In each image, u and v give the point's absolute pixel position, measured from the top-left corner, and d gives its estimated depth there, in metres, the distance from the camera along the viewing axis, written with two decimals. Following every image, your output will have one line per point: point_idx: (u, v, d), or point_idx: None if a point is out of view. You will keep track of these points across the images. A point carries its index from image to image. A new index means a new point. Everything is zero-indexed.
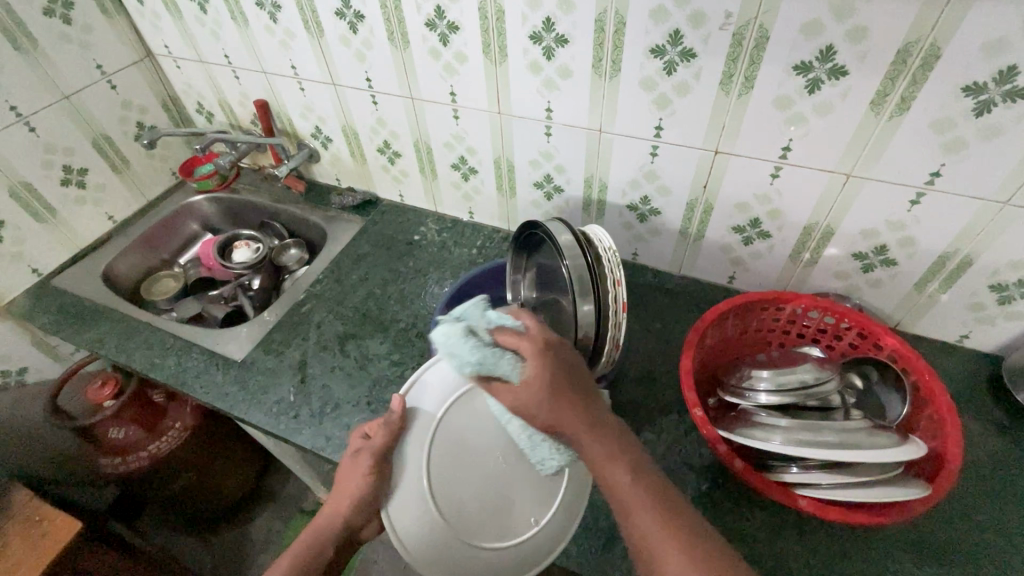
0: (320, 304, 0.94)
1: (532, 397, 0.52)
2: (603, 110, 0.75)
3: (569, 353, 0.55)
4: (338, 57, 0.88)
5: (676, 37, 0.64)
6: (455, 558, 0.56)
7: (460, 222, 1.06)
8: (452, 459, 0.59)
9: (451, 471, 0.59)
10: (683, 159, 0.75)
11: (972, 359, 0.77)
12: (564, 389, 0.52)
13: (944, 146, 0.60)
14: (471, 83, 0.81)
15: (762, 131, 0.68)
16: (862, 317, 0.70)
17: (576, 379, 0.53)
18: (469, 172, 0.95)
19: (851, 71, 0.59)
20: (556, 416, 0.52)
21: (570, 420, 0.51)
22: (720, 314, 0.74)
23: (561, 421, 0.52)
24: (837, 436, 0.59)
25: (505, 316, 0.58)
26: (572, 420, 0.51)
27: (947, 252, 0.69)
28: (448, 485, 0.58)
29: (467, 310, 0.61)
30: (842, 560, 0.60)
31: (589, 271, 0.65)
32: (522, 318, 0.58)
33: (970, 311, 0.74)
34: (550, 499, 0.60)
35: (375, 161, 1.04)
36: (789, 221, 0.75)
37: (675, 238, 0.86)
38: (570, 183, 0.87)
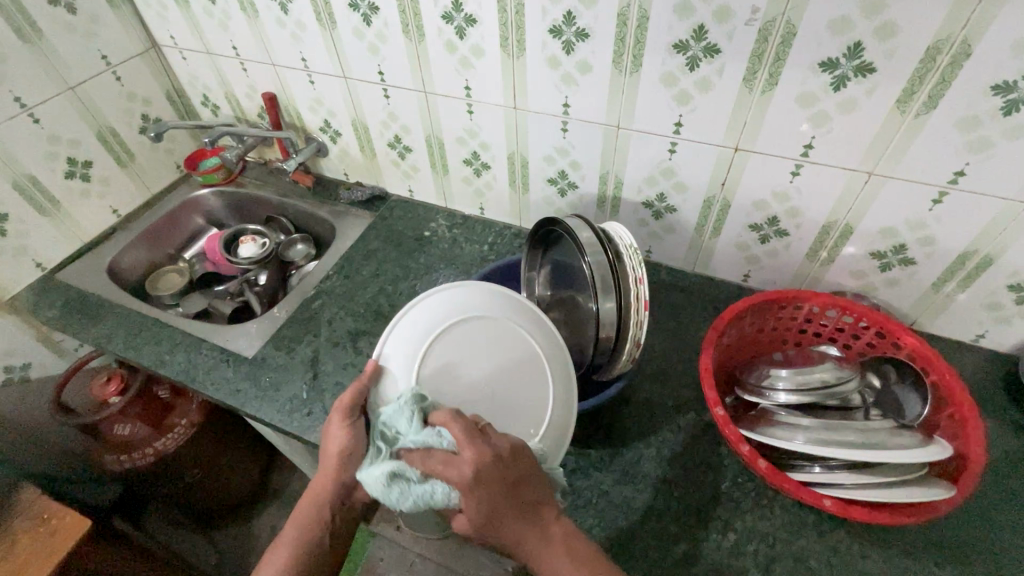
0: (330, 301, 0.93)
1: (481, 517, 0.49)
2: (622, 106, 0.74)
3: (518, 461, 0.52)
4: (351, 49, 0.87)
5: (700, 32, 0.63)
6: None
7: (470, 218, 1.05)
8: (443, 381, 0.60)
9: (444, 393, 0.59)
10: (702, 156, 0.74)
11: (987, 359, 0.77)
12: (509, 509, 0.50)
13: (970, 146, 0.60)
14: (487, 78, 0.80)
15: (785, 129, 0.67)
16: (881, 317, 0.70)
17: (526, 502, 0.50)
18: (482, 167, 0.94)
19: (878, 68, 0.58)
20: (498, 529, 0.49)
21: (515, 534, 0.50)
22: (738, 313, 0.74)
23: (513, 540, 0.50)
24: (860, 436, 0.59)
25: (427, 433, 0.52)
26: (527, 540, 0.50)
27: (967, 252, 0.69)
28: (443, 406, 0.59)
29: (390, 417, 0.55)
30: (862, 560, 0.60)
31: (611, 268, 0.64)
32: (446, 433, 0.51)
33: (987, 310, 0.73)
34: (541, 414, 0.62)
35: (385, 156, 1.03)
36: (807, 220, 0.75)
37: (690, 235, 0.86)
38: (584, 179, 0.86)
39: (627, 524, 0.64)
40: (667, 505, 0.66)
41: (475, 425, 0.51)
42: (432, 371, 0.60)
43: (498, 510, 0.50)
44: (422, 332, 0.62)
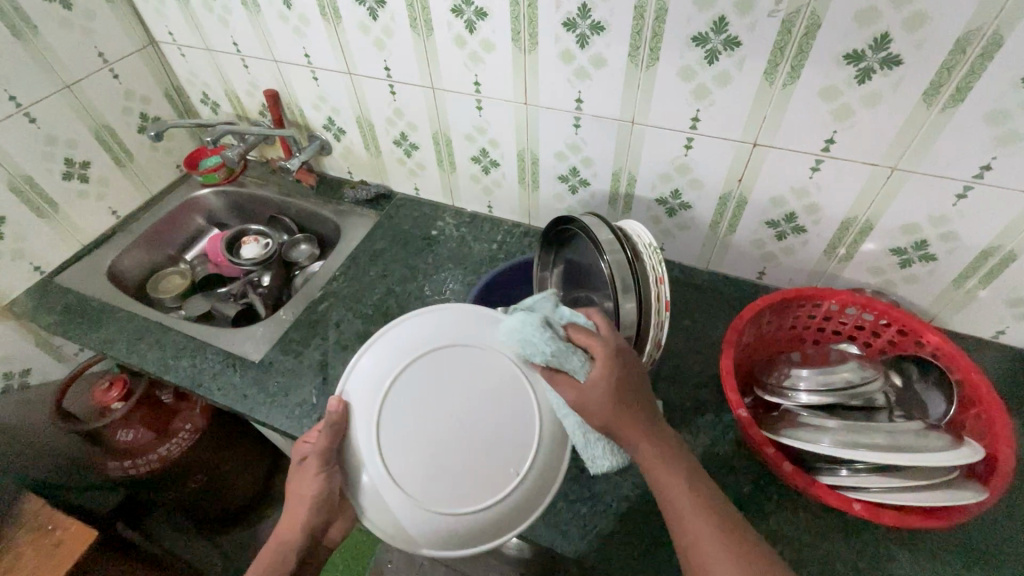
0: (338, 302, 0.91)
1: (597, 399, 0.52)
2: (637, 101, 0.72)
3: (635, 365, 0.56)
4: (356, 45, 0.85)
5: (720, 24, 0.61)
6: (436, 528, 0.51)
7: (478, 216, 1.03)
8: (406, 429, 0.53)
9: (405, 441, 0.52)
10: (718, 153, 0.73)
11: (1007, 355, 0.76)
12: (623, 395, 0.53)
13: (998, 139, 0.58)
14: (497, 73, 0.78)
15: (806, 123, 0.65)
16: (903, 314, 0.69)
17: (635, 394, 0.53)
18: (490, 165, 0.93)
19: (906, 60, 0.57)
20: (617, 418, 0.52)
21: (638, 431, 0.52)
22: (757, 312, 0.72)
23: (616, 423, 0.52)
24: (887, 438, 0.57)
25: (577, 314, 0.59)
26: (630, 420, 0.52)
27: (990, 248, 0.67)
28: (406, 457, 0.52)
29: (537, 302, 0.61)
30: (889, 563, 0.59)
31: (630, 267, 0.63)
32: (594, 318, 0.59)
33: (1009, 307, 0.72)
34: (528, 447, 0.54)
35: (391, 154, 1.01)
36: (826, 216, 0.74)
37: (705, 233, 0.84)
38: (596, 176, 0.85)
39: None
40: None
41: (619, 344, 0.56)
42: (392, 420, 0.53)
43: (633, 410, 0.53)
44: (387, 370, 0.56)
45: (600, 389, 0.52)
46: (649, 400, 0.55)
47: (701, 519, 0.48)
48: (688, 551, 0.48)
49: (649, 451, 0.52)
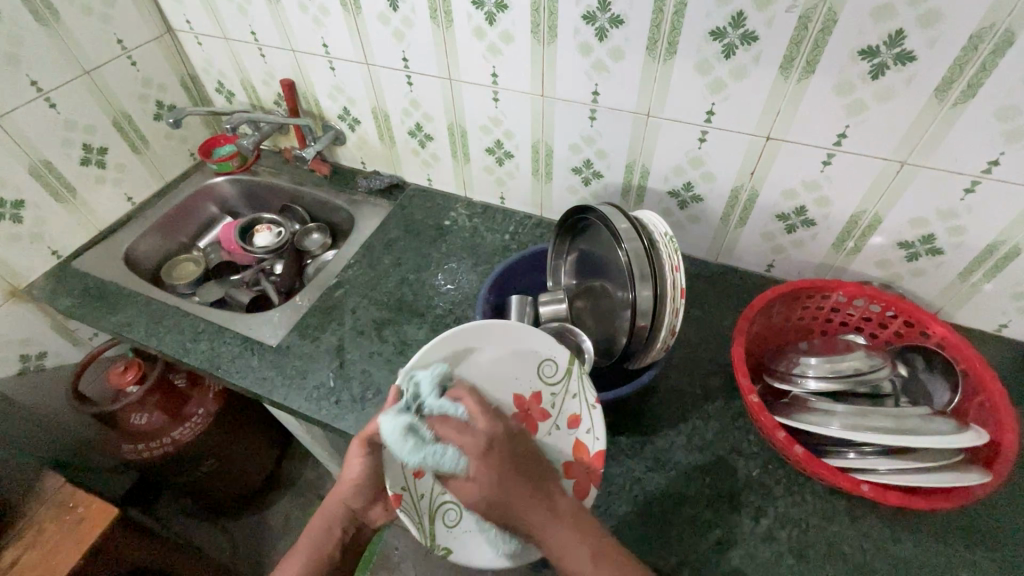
0: (353, 290, 0.92)
1: (483, 480, 0.52)
2: (654, 94, 0.74)
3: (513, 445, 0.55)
4: (375, 35, 0.86)
5: (738, 19, 0.63)
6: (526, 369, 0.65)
7: (490, 207, 1.05)
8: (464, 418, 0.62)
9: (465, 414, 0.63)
10: (732, 146, 0.74)
11: (1009, 348, 0.78)
12: (508, 473, 0.52)
13: (1006, 135, 0.60)
14: (515, 64, 0.79)
15: (819, 117, 0.67)
16: (908, 306, 0.71)
17: (519, 465, 0.53)
18: (504, 156, 0.94)
19: (919, 56, 0.58)
20: (512, 504, 0.52)
21: (536, 517, 0.52)
22: (768, 302, 0.74)
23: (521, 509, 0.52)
24: (895, 422, 0.59)
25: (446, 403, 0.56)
26: (520, 498, 0.52)
27: (996, 242, 0.69)
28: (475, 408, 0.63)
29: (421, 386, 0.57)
30: (895, 544, 0.61)
31: (647, 255, 0.64)
32: (465, 403, 0.56)
33: (1012, 300, 0.74)
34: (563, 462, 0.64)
35: (405, 145, 1.03)
36: (835, 210, 0.75)
37: (715, 225, 0.86)
38: (610, 168, 0.86)
39: (660, 509, 0.65)
40: (699, 492, 0.66)
41: (489, 407, 0.57)
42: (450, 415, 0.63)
43: (523, 496, 0.52)
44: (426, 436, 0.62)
45: (487, 500, 0.52)
46: (538, 470, 0.55)
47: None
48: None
49: (549, 530, 0.52)
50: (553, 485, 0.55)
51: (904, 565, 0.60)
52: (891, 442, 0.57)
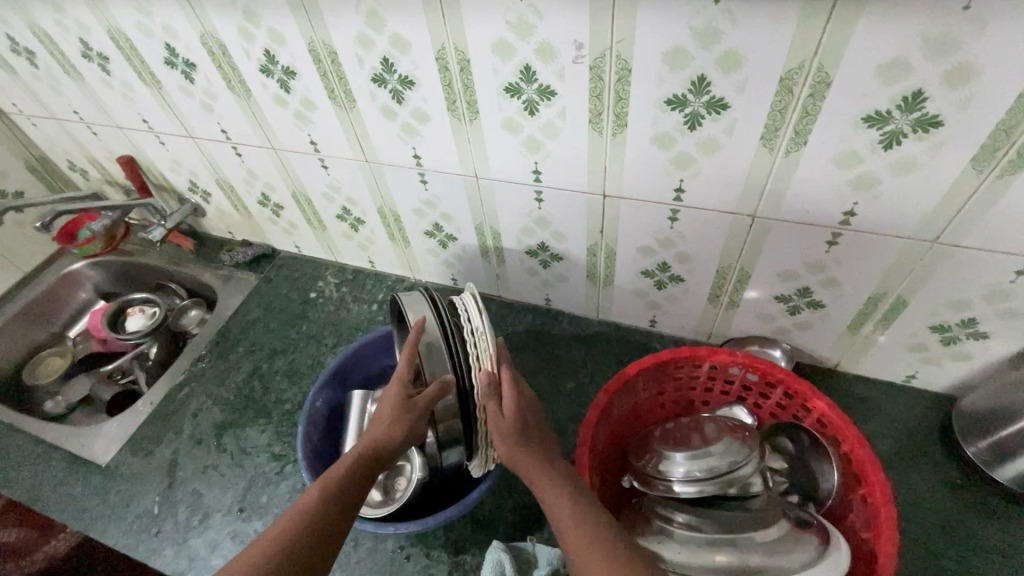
0: (199, 387, 0.83)
1: (504, 427, 0.52)
2: (472, 155, 0.64)
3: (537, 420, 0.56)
4: (185, 109, 0.77)
5: (528, 73, 0.53)
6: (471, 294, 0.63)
7: (361, 272, 0.95)
8: None
9: None
10: (571, 203, 0.65)
11: (920, 402, 0.68)
12: (527, 434, 0.53)
13: (854, 183, 0.50)
14: (328, 131, 0.70)
15: (647, 174, 0.57)
16: (786, 376, 0.60)
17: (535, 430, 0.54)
18: (356, 222, 0.85)
19: (732, 104, 0.48)
20: (517, 447, 0.52)
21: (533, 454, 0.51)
22: (627, 381, 0.64)
23: (521, 453, 0.52)
24: (761, 557, 0.49)
25: None
26: (526, 455, 0.51)
27: (876, 294, 0.59)
28: None
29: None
30: None
31: (450, 360, 0.55)
32: None
33: (913, 352, 0.64)
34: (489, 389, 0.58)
35: (261, 214, 0.94)
36: (699, 265, 0.65)
37: (584, 283, 0.76)
38: (460, 231, 0.77)
39: None
40: None
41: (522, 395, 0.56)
42: None
43: (533, 440, 0.53)
44: None
45: (498, 427, 0.53)
46: (547, 438, 0.55)
47: (564, 506, 0.47)
48: (572, 553, 0.44)
49: (538, 478, 0.50)
50: (559, 454, 0.54)
51: None
52: None
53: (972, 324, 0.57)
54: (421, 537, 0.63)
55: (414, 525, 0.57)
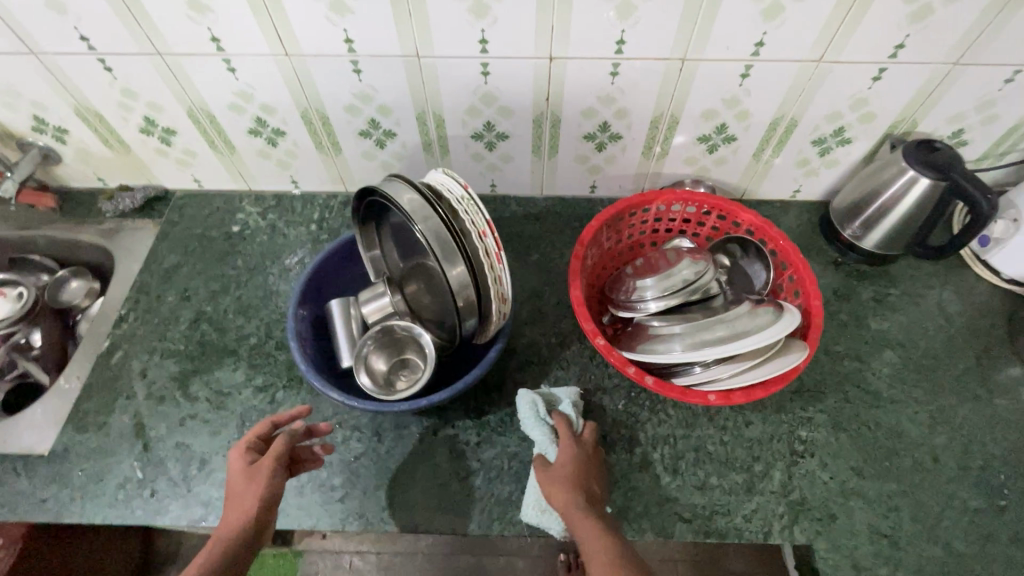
0: (136, 347, 0.73)
1: (557, 473, 0.56)
2: (413, 31, 0.62)
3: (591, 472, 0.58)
4: (21, 12, 0.61)
5: None
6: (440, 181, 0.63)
7: (285, 196, 0.88)
8: None
9: None
10: (517, 72, 0.67)
11: (805, 210, 0.85)
12: (577, 482, 0.55)
13: (764, 14, 0.59)
14: (235, 20, 0.62)
15: (593, 28, 0.61)
16: (717, 202, 0.73)
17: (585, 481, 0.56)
18: (275, 135, 0.77)
19: None
20: (563, 489, 0.54)
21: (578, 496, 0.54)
22: (594, 233, 0.71)
23: (561, 495, 0.54)
24: (733, 329, 0.62)
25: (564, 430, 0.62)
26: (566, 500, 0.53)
27: (776, 119, 0.72)
28: None
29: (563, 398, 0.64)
30: (747, 427, 0.66)
31: (450, 232, 0.55)
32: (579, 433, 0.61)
33: (799, 168, 0.80)
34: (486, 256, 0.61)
35: (143, 146, 0.80)
36: (636, 118, 0.73)
37: (529, 159, 0.80)
38: (399, 124, 0.75)
39: None
40: None
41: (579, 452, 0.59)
42: None
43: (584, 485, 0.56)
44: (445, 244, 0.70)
45: (553, 474, 0.56)
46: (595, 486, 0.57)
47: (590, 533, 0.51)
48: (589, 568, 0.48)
49: (574, 511, 0.53)
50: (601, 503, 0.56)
51: (758, 445, 0.65)
52: (716, 355, 0.59)
53: (842, 132, 0.73)
54: (442, 414, 0.67)
55: (446, 393, 0.60)
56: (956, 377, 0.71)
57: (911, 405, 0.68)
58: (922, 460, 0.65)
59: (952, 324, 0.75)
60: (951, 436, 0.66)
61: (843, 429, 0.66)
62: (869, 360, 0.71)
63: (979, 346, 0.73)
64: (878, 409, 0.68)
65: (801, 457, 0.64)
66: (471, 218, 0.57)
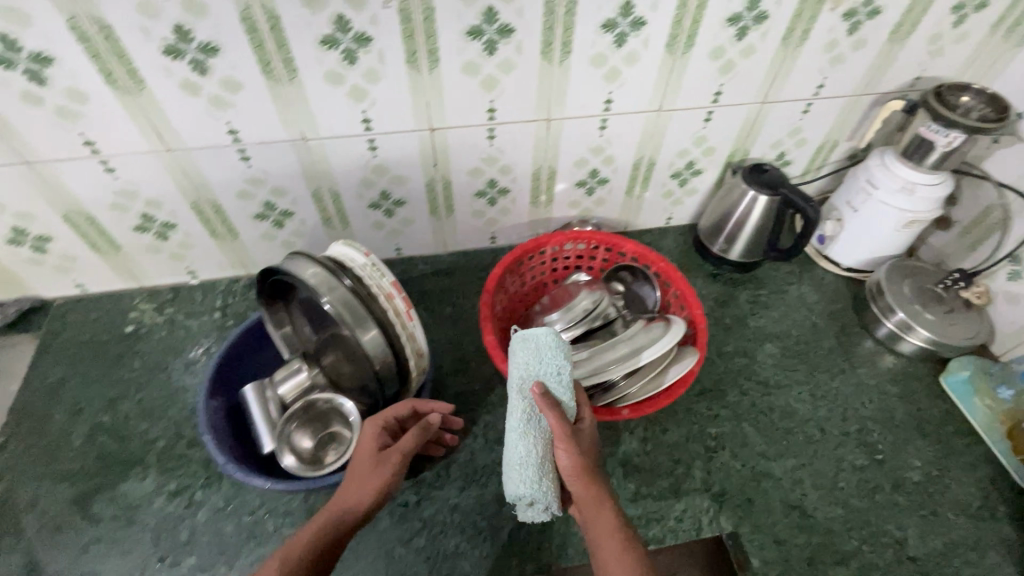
0: (21, 476, 0.66)
1: (576, 462, 0.55)
2: (297, 117, 0.66)
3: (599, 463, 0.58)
4: None
5: (341, 23, 0.57)
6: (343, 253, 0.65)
7: (183, 287, 0.85)
8: None
9: None
10: (403, 144, 0.72)
11: (680, 233, 0.97)
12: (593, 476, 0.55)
13: (606, 77, 0.69)
14: (111, 124, 0.62)
15: (465, 101, 0.68)
16: (602, 237, 0.81)
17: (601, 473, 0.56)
18: (165, 229, 0.76)
19: (515, 28, 0.62)
20: (586, 485, 0.54)
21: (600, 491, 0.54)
22: (498, 280, 0.76)
23: (587, 491, 0.54)
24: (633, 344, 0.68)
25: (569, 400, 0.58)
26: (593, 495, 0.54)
27: (637, 160, 0.83)
28: None
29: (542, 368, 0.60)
30: (664, 434, 0.72)
31: (359, 299, 0.57)
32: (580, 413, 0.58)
33: (666, 198, 0.91)
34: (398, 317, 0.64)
35: (13, 258, 0.75)
36: (518, 173, 0.80)
37: (429, 220, 0.85)
38: (296, 203, 0.77)
39: (486, 521, 0.64)
40: None
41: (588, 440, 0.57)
42: None
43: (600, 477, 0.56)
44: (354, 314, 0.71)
45: (574, 462, 0.55)
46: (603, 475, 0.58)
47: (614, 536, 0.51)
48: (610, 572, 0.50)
49: (601, 508, 0.53)
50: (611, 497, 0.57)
51: (677, 448, 0.71)
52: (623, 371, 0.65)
53: (692, 165, 0.86)
54: None
55: None
56: (825, 355, 0.81)
57: (795, 386, 0.78)
58: (812, 434, 0.73)
59: (814, 312, 0.87)
60: (831, 407, 0.76)
61: (744, 419, 0.74)
62: (755, 354, 0.81)
63: (838, 326, 0.85)
64: (770, 395, 0.76)
65: (714, 452, 0.71)
66: (378, 283, 0.59)
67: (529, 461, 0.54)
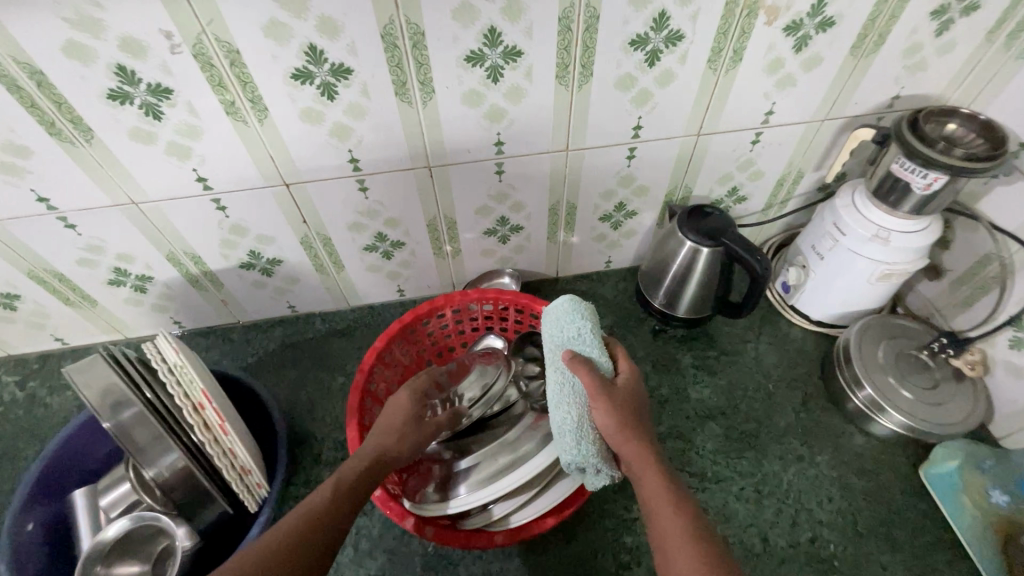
0: None
1: (612, 419, 0.49)
2: (114, 180, 0.55)
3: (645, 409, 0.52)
4: None
5: (125, 74, 0.47)
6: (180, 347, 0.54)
7: (51, 355, 0.77)
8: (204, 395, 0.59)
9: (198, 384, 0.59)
10: (257, 203, 0.61)
11: (622, 278, 0.84)
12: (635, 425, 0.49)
13: (487, 117, 0.57)
14: None
15: (317, 152, 0.57)
16: (510, 297, 0.69)
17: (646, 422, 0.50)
18: (8, 301, 0.67)
19: (354, 68, 0.50)
20: (625, 440, 0.48)
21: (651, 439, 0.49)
22: (380, 353, 0.65)
23: (632, 441, 0.48)
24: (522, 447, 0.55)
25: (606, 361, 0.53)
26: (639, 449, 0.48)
27: (553, 205, 0.70)
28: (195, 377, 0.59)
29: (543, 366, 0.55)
30: (569, 543, 0.60)
31: (154, 416, 0.46)
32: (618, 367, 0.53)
33: (598, 242, 0.78)
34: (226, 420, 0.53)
35: None
36: (410, 225, 0.68)
37: (317, 278, 0.74)
38: (151, 268, 0.67)
39: None
40: None
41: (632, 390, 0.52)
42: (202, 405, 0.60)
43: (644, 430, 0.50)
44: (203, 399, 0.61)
45: (607, 418, 0.49)
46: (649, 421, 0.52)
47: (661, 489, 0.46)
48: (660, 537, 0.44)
49: (645, 464, 0.47)
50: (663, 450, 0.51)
51: (581, 563, 0.59)
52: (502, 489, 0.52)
53: (623, 206, 0.72)
54: None
55: None
56: (779, 435, 0.68)
57: (737, 480, 0.64)
58: (751, 545, 0.60)
59: (770, 378, 0.73)
60: (779, 507, 0.62)
61: None
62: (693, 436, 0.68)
63: (800, 396, 0.71)
64: (705, 491, 0.63)
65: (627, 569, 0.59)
66: (187, 390, 0.48)
67: (568, 428, 0.49)
